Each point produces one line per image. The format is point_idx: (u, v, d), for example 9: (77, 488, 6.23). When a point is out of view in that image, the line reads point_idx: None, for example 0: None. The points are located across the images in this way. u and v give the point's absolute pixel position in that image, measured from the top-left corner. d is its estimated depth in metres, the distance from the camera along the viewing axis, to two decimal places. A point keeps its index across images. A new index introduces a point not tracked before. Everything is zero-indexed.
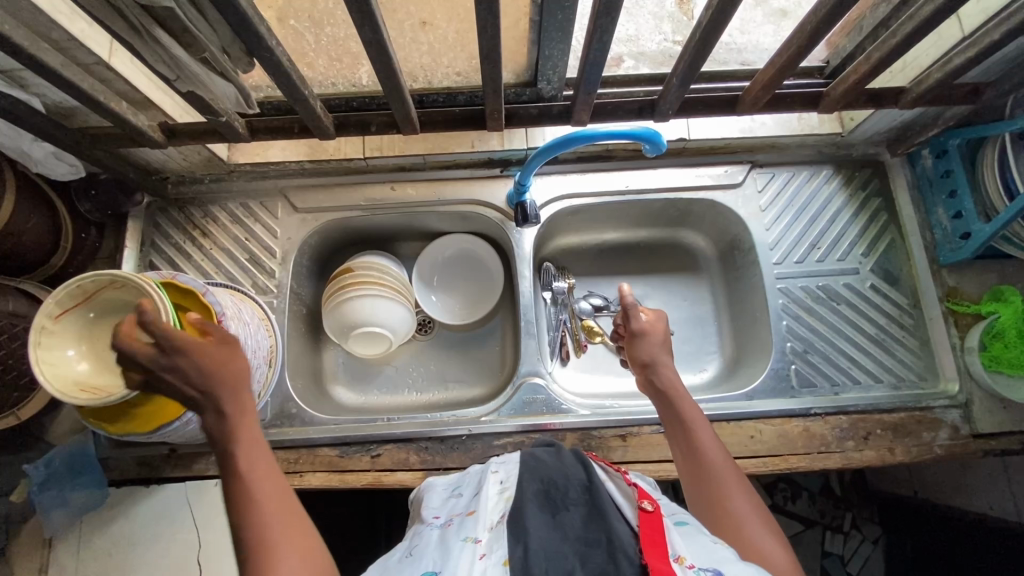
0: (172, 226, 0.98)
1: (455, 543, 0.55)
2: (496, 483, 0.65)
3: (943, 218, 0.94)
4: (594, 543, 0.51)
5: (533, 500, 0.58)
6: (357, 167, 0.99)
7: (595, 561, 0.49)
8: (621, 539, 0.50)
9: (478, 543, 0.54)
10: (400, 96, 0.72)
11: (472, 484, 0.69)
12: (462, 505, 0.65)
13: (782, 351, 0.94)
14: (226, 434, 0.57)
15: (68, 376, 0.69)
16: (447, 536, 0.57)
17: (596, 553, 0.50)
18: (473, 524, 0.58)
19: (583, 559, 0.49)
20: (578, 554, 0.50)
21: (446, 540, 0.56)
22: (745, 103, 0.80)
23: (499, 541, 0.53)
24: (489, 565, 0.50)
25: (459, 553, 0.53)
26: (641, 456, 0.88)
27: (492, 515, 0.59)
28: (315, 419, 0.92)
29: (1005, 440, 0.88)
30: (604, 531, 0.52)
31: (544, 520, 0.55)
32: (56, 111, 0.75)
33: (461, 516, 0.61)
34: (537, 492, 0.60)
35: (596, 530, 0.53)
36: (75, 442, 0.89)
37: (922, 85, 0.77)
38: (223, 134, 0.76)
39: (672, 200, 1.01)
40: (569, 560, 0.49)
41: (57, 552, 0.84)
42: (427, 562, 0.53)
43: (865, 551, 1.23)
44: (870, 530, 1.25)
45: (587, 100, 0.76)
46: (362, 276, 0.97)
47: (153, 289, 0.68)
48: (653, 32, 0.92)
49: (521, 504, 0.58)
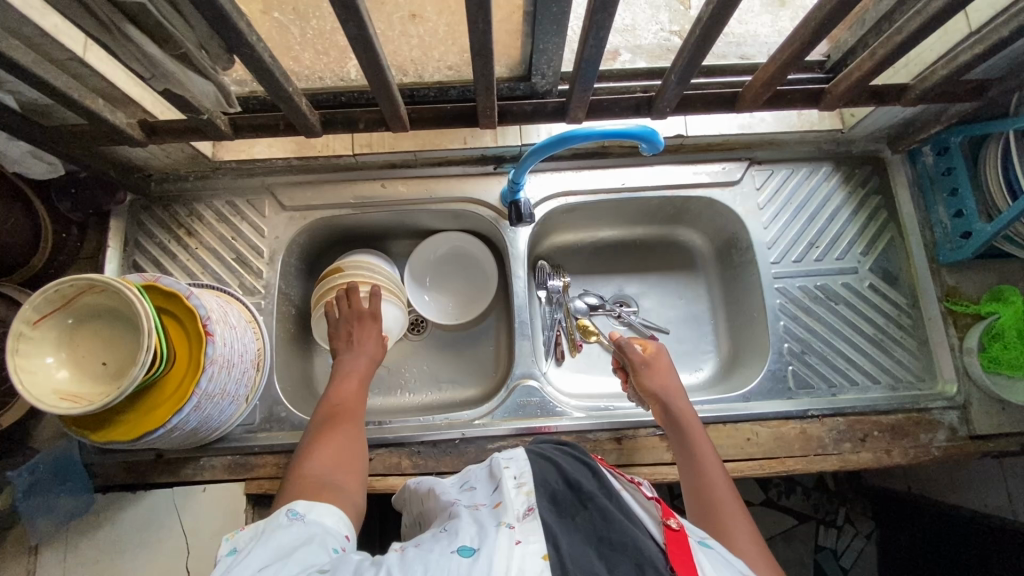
0: (155, 225, 0.96)
1: (490, 527, 0.52)
2: (512, 476, 0.62)
3: (943, 216, 0.93)
4: (619, 548, 0.51)
5: (551, 498, 0.57)
6: (347, 164, 0.97)
7: (622, 569, 0.49)
8: (647, 549, 0.51)
9: (513, 529, 0.52)
10: (388, 93, 0.70)
11: (483, 478, 0.67)
12: (483, 496, 0.61)
13: (779, 351, 0.93)
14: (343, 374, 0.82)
15: (46, 384, 0.67)
16: (480, 518, 0.55)
17: (624, 561, 0.50)
18: (502, 512, 0.55)
19: (609, 565, 0.49)
20: (605, 559, 0.50)
21: (479, 522, 0.54)
22: (745, 101, 0.78)
23: (534, 531, 0.51)
24: (527, 552, 0.49)
25: (495, 538, 0.50)
26: (636, 459, 0.87)
27: (519, 507, 0.56)
28: (304, 423, 0.90)
29: (1002, 441, 0.88)
30: (629, 536, 0.52)
31: (567, 521, 0.54)
32: (30, 108, 0.72)
33: (487, 507, 0.58)
34: (552, 488, 0.59)
35: (621, 533, 0.53)
36: (58, 448, 0.86)
37: (926, 83, 0.75)
38: (206, 132, 0.74)
39: (668, 198, 0.99)
40: (597, 566, 0.49)
41: (43, 559, 0.83)
42: (464, 538, 0.51)
43: (858, 546, 1.23)
44: (864, 524, 1.25)
45: (583, 97, 0.74)
46: (351, 276, 0.95)
47: (134, 295, 0.66)
48: (650, 21, 0.89)
49: (540, 501, 0.57)
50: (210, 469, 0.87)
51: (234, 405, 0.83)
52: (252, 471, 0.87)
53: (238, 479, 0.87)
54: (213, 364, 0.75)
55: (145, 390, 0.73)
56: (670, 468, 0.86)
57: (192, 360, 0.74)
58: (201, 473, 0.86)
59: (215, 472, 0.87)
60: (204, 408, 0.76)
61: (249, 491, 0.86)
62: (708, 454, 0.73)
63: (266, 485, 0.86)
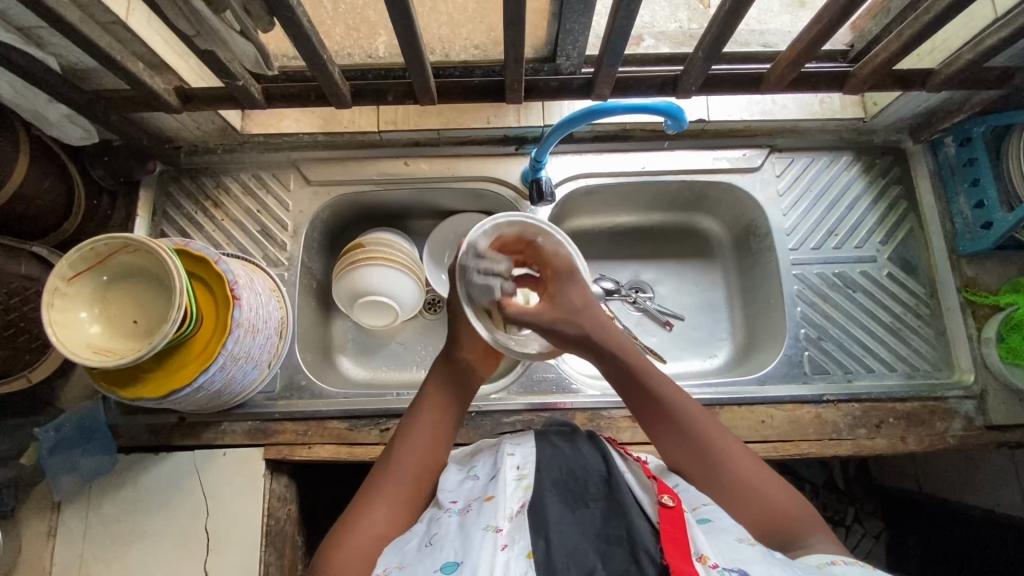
0: (184, 196, 0.98)
1: (476, 532, 0.54)
2: (513, 466, 0.63)
3: (965, 208, 0.93)
4: (616, 542, 0.53)
5: (555, 491, 0.59)
6: (372, 141, 0.98)
7: (617, 560, 0.51)
8: (644, 538, 0.52)
9: (500, 533, 0.53)
10: (419, 64, 0.72)
11: (487, 464, 0.66)
12: (478, 489, 0.62)
13: (795, 337, 0.93)
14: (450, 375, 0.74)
15: (80, 338, 0.69)
16: (468, 522, 0.56)
17: (619, 552, 0.52)
18: (492, 511, 0.56)
19: (604, 557, 0.52)
20: (599, 552, 0.52)
21: (466, 528, 0.55)
22: (770, 81, 0.78)
23: (521, 531, 0.53)
24: (512, 556, 0.51)
25: (480, 544, 0.52)
26: (650, 438, 0.87)
27: (512, 503, 0.57)
28: (324, 391, 0.92)
29: (1019, 432, 0.88)
30: (624, 528, 0.54)
31: (566, 514, 0.56)
32: (72, 72, 0.74)
33: (479, 502, 0.59)
34: (558, 483, 0.61)
35: (617, 526, 0.55)
36: (84, 407, 0.88)
37: (951, 67, 0.75)
38: (239, 99, 0.76)
39: (687, 182, 1.00)
40: (590, 559, 0.51)
41: (66, 514, 0.85)
42: (448, 553, 0.53)
43: (867, 545, 1.23)
44: (872, 525, 1.25)
45: (610, 72, 0.74)
46: (373, 251, 0.97)
47: (167, 254, 0.68)
48: (668, 20, 0.92)
49: (542, 497, 0.58)
50: (231, 433, 0.88)
51: (258, 370, 0.85)
52: (272, 437, 0.88)
53: (258, 444, 0.88)
54: (240, 327, 0.77)
55: (171, 350, 0.75)
56: None
57: (218, 322, 0.76)
58: (222, 437, 0.88)
59: (236, 436, 0.88)
60: (229, 369, 0.78)
61: (268, 456, 0.87)
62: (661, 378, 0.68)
63: (285, 451, 0.87)
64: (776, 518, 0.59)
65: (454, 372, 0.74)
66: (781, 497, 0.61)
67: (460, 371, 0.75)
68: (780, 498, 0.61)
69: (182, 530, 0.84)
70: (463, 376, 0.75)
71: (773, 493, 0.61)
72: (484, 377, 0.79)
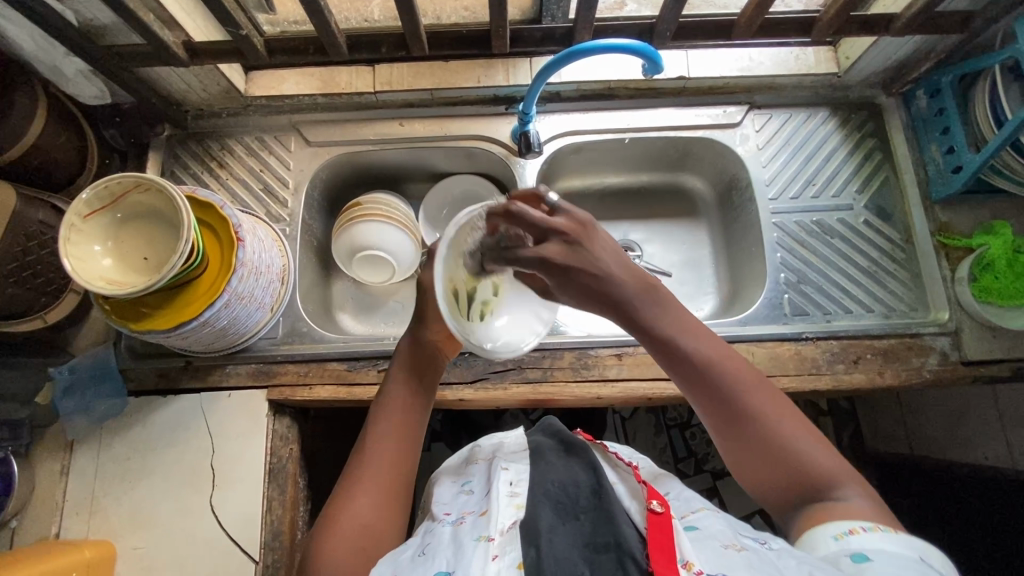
0: (190, 157, 1.03)
1: (468, 543, 0.55)
2: (506, 481, 0.64)
3: (936, 155, 0.97)
4: (603, 548, 0.52)
5: (544, 507, 0.59)
6: (367, 103, 1.03)
7: (604, 566, 0.49)
8: (630, 543, 0.51)
9: (491, 543, 0.54)
10: (410, 12, 0.77)
11: (482, 480, 0.69)
12: (473, 503, 0.64)
13: (776, 280, 0.97)
14: (417, 364, 0.76)
15: (94, 270, 0.73)
16: (460, 534, 0.58)
17: (607, 560, 0.50)
18: (486, 524, 0.58)
19: (592, 565, 0.50)
20: (587, 561, 0.50)
21: (459, 539, 0.57)
22: (740, 28, 0.83)
23: (511, 543, 0.54)
24: (502, 567, 0.51)
25: (472, 555, 0.53)
26: (636, 374, 0.91)
27: (504, 518, 0.58)
28: (324, 337, 0.96)
29: (994, 367, 0.91)
30: (612, 534, 0.53)
31: (556, 526, 0.55)
32: (89, 28, 0.80)
33: (474, 516, 0.61)
34: (548, 497, 0.61)
35: (605, 533, 0.53)
36: (97, 352, 0.93)
37: (911, 11, 0.80)
38: (242, 51, 0.82)
39: (670, 139, 1.04)
40: (578, 567, 0.49)
41: (78, 452, 0.89)
42: (440, 563, 0.54)
43: None
44: None
45: (588, 19, 0.80)
46: (370, 208, 1.02)
47: (180, 203, 0.72)
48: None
49: (533, 510, 0.58)
50: (235, 375, 0.92)
51: (260, 313, 0.89)
52: (274, 378, 0.92)
53: (261, 386, 0.92)
54: (244, 267, 0.81)
55: (176, 292, 0.79)
56: (667, 384, 0.90)
57: (224, 261, 0.80)
58: (227, 379, 0.92)
59: (239, 378, 0.92)
60: (233, 308, 0.83)
61: (271, 397, 0.91)
62: (686, 325, 0.62)
63: (287, 392, 0.91)
64: (807, 476, 0.59)
65: (418, 358, 0.76)
66: (814, 456, 0.59)
67: (425, 355, 0.77)
68: (822, 457, 0.59)
69: (190, 469, 0.88)
70: (430, 361, 0.77)
71: (809, 450, 0.59)
72: (450, 356, 0.80)
